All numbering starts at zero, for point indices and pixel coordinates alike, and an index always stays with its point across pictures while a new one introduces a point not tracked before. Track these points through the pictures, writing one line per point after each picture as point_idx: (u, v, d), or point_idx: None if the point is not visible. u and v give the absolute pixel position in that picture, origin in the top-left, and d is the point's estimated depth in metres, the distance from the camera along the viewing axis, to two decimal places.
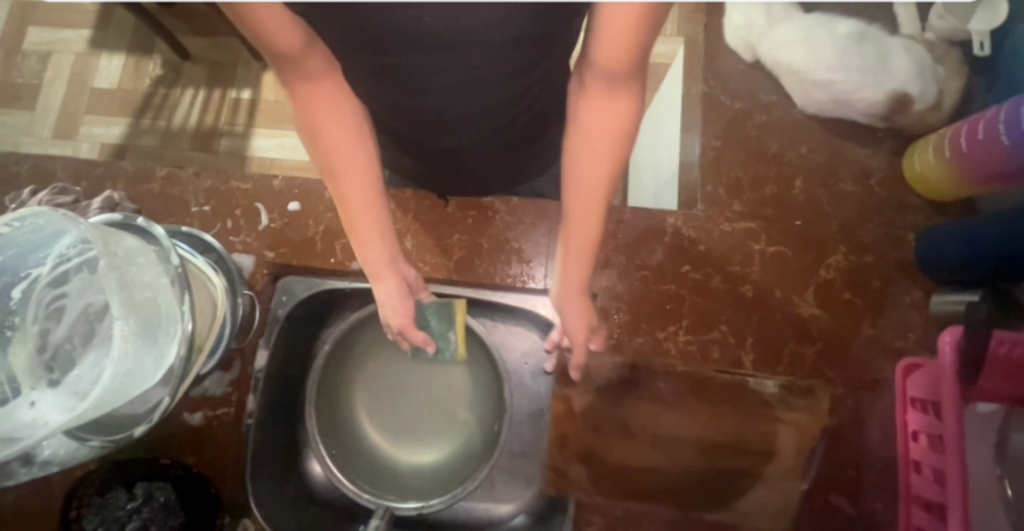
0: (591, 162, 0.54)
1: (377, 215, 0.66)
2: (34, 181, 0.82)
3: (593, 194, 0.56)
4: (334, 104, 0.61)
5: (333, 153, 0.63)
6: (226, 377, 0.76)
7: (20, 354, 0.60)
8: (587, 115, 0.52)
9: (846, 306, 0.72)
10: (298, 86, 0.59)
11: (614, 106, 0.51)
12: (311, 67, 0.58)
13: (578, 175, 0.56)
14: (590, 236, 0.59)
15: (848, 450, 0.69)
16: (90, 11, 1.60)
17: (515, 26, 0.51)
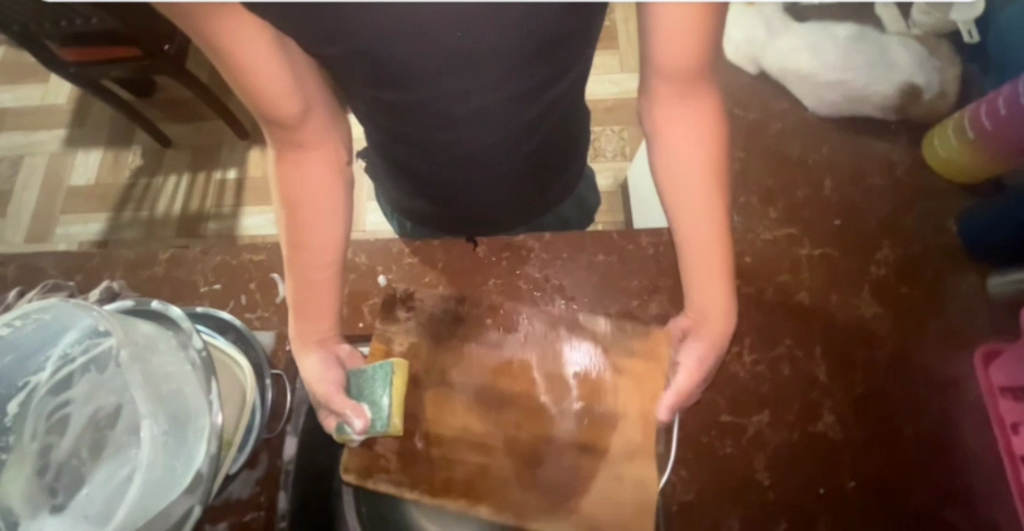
0: (692, 193, 0.59)
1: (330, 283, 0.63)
2: (22, 281, 0.75)
3: (706, 230, 0.60)
4: (313, 168, 0.60)
5: (301, 215, 0.61)
6: (253, 475, 0.66)
7: (16, 479, 0.52)
8: (665, 139, 0.59)
9: (907, 301, 0.69)
10: (285, 152, 0.60)
11: (687, 114, 0.58)
12: (302, 136, 0.59)
13: (675, 183, 0.60)
14: (716, 266, 0.61)
15: (948, 456, 0.64)
16: (64, 110, 1.57)
17: (532, 35, 0.54)
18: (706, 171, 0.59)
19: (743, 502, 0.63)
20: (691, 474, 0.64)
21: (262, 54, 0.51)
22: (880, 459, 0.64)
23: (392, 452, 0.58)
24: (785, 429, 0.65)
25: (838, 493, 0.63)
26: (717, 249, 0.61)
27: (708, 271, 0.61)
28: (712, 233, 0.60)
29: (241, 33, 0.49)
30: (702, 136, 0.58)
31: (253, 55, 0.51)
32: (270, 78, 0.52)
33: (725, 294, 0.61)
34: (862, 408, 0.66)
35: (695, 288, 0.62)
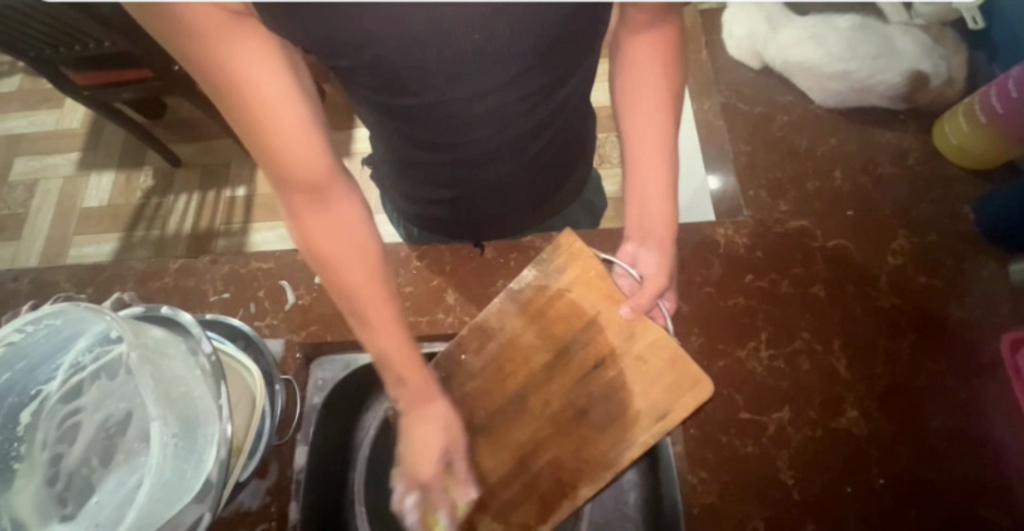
0: (644, 112, 0.64)
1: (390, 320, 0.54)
2: (34, 295, 0.75)
3: (656, 143, 0.63)
4: (342, 222, 0.52)
5: (341, 271, 0.53)
6: (262, 485, 0.65)
7: (26, 489, 0.51)
8: (628, 65, 0.64)
9: (924, 289, 0.68)
10: (300, 213, 0.51)
11: (654, 42, 0.62)
12: (321, 192, 0.50)
13: (635, 105, 0.64)
14: (666, 180, 0.63)
15: (978, 450, 0.62)
16: (78, 135, 1.61)
17: (540, 35, 0.54)
18: (660, 88, 0.63)
19: (766, 502, 0.61)
20: (711, 476, 0.62)
21: (269, 80, 0.45)
22: (908, 454, 0.62)
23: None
24: (806, 426, 0.63)
25: (865, 491, 0.61)
26: (664, 155, 0.63)
27: (651, 172, 0.63)
28: (662, 142, 0.63)
29: (243, 55, 0.44)
30: (655, 58, 0.63)
31: (264, 80, 0.45)
32: (279, 109, 0.45)
33: (668, 192, 0.63)
34: (885, 403, 0.64)
35: (641, 196, 0.64)
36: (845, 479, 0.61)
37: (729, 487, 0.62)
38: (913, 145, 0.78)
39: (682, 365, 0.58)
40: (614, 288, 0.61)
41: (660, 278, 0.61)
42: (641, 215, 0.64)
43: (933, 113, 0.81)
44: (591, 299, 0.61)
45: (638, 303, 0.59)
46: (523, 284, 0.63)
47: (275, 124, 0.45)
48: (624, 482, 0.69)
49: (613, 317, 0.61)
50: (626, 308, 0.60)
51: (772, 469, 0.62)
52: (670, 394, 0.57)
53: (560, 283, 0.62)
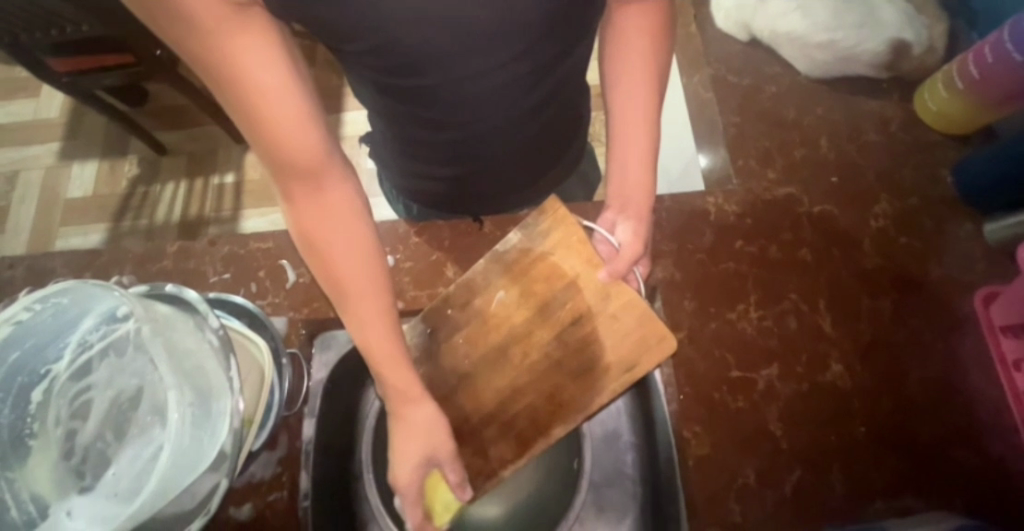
0: (628, 85, 0.66)
1: (381, 324, 0.56)
2: (31, 282, 0.75)
3: (638, 117, 0.66)
4: (333, 210, 0.54)
5: (331, 258, 0.55)
6: (273, 457, 0.67)
7: (41, 464, 0.52)
8: (617, 38, 0.65)
9: (904, 250, 0.71)
10: (294, 194, 0.53)
11: (642, 14, 0.64)
12: (314, 177, 0.52)
13: (621, 78, 0.66)
14: (646, 152, 0.66)
15: (953, 399, 0.66)
16: (57, 124, 1.58)
17: (541, 7, 0.54)
18: (647, 64, 0.65)
19: (757, 454, 0.64)
20: (705, 431, 0.65)
21: (264, 70, 0.46)
22: (888, 405, 0.66)
23: None
24: (794, 382, 0.66)
25: (849, 440, 0.65)
26: (646, 129, 0.66)
27: (633, 147, 0.66)
28: (645, 116, 0.66)
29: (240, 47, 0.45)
30: (644, 32, 0.64)
31: (258, 70, 0.46)
32: (275, 98, 0.47)
33: (647, 164, 0.66)
34: (867, 358, 0.67)
35: (621, 167, 0.67)
36: (830, 430, 0.65)
37: (720, 441, 0.65)
38: (893, 113, 0.81)
39: (649, 323, 0.61)
40: (592, 252, 0.63)
41: (636, 246, 0.64)
42: (621, 181, 0.66)
43: (914, 82, 0.84)
44: (570, 261, 0.64)
45: (615, 268, 0.62)
46: (509, 246, 0.65)
47: (267, 112, 0.47)
48: (621, 444, 0.71)
49: (589, 281, 0.63)
50: (604, 272, 0.63)
51: (761, 424, 0.65)
52: (640, 348, 0.60)
53: (542, 246, 0.64)
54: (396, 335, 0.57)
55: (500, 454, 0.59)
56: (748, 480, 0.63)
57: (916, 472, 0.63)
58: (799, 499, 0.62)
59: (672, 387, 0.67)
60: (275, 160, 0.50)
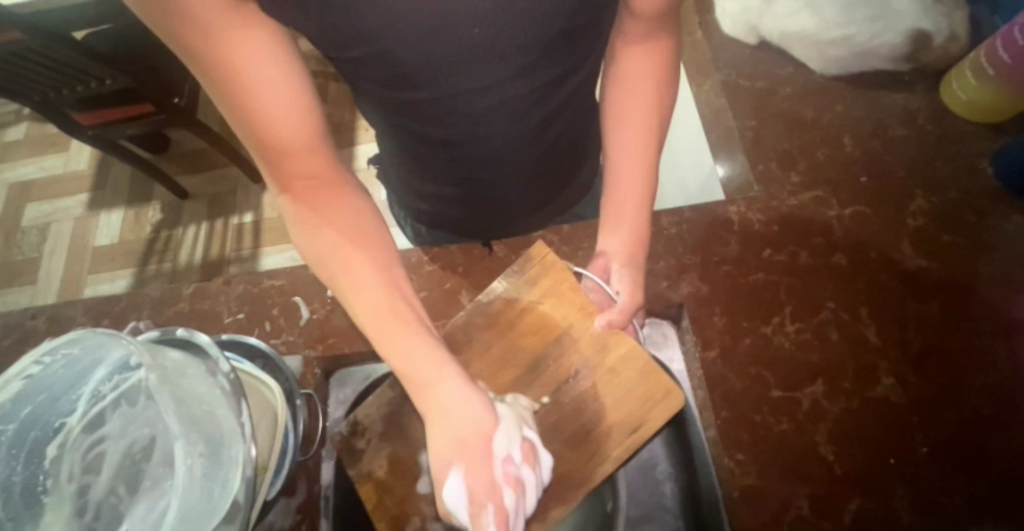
0: (629, 126, 0.67)
1: (376, 296, 0.56)
2: (52, 332, 0.76)
3: (640, 155, 0.66)
4: (331, 186, 0.58)
5: (324, 235, 0.57)
6: (291, 503, 0.63)
7: (56, 521, 0.51)
8: (621, 77, 0.66)
9: (950, 250, 0.66)
10: (291, 179, 0.56)
11: (651, 54, 0.64)
12: (298, 163, 0.55)
13: (624, 110, 0.67)
14: (642, 192, 0.66)
15: (1021, 407, 0.60)
16: (86, 176, 1.64)
17: (554, 22, 0.53)
18: (649, 104, 0.66)
19: (807, 481, 0.58)
20: (749, 457, 0.60)
21: (265, 62, 0.48)
22: (950, 417, 0.60)
23: (382, 463, 0.60)
24: (842, 399, 0.61)
25: (911, 460, 0.59)
26: (641, 163, 0.66)
27: (631, 182, 0.66)
28: (643, 153, 0.66)
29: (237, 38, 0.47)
30: (651, 67, 0.65)
31: (252, 63, 0.48)
32: (274, 89, 0.49)
33: (645, 199, 0.66)
34: (922, 369, 0.62)
35: (617, 201, 0.66)
36: (889, 450, 0.59)
37: (768, 472, 0.59)
38: (920, 107, 0.77)
39: (652, 376, 0.58)
40: (585, 300, 0.61)
41: (636, 295, 0.62)
42: (617, 211, 0.65)
43: (938, 71, 0.81)
44: (564, 311, 0.62)
45: (614, 318, 0.60)
46: (494, 296, 0.63)
47: (259, 95, 0.49)
48: (658, 473, 0.67)
49: (585, 330, 0.61)
50: (601, 320, 0.60)
51: (811, 447, 0.60)
52: (651, 400, 0.57)
53: (531, 295, 0.62)
54: (399, 305, 0.56)
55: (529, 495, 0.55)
56: (803, 511, 0.57)
57: (997, 492, 0.57)
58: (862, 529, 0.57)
59: (708, 411, 0.63)
60: (268, 145, 0.53)
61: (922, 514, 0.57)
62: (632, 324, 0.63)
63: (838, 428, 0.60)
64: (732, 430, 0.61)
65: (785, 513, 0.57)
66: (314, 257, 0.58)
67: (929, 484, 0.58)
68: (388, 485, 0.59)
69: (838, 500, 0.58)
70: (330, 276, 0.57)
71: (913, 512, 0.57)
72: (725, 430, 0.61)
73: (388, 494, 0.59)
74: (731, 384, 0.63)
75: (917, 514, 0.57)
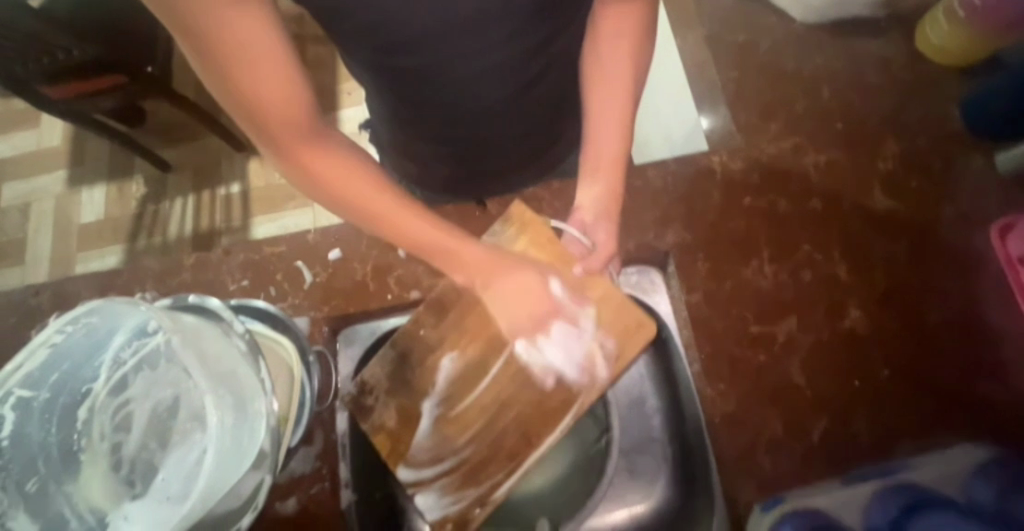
0: (608, 83, 0.67)
1: (423, 223, 0.62)
2: (59, 306, 0.77)
3: (618, 110, 0.68)
4: (326, 151, 0.59)
5: (348, 196, 0.60)
6: (311, 451, 0.68)
7: (93, 476, 0.55)
8: (604, 35, 0.67)
9: (917, 190, 0.71)
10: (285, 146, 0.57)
11: (634, 10, 0.65)
12: (299, 137, 0.56)
13: (604, 67, 0.67)
14: (618, 147, 0.68)
15: (974, 333, 0.66)
16: (62, 152, 1.60)
17: None
18: (628, 62, 0.67)
19: (781, 405, 0.64)
20: (729, 387, 0.65)
21: (256, 37, 0.47)
22: (910, 343, 0.66)
23: (392, 415, 0.64)
24: (815, 331, 0.67)
25: (874, 383, 0.65)
26: (620, 122, 0.68)
27: (606, 136, 0.68)
28: (618, 114, 0.68)
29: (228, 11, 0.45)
30: (630, 25, 0.66)
31: (252, 45, 0.47)
32: (266, 68, 0.49)
33: (619, 156, 0.68)
34: (887, 301, 0.67)
35: (594, 157, 0.68)
36: (856, 376, 0.65)
37: (746, 400, 0.65)
38: (896, 51, 0.80)
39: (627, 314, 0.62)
40: (564, 251, 0.66)
41: (610, 244, 0.66)
42: (595, 164, 0.68)
43: (914, 16, 0.83)
44: (544, 260, 0.65)
45: (591, 263, 0.65)
46: None
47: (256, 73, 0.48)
48: (647, 408, 0.72)
49: (566, 275, 0.65)
50: (579, 268, 0.65)
51: (786, 377, 0.65)
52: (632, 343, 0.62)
53: (514, 246, 0.66)
54: (435, 229, 0.62)
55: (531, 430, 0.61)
56: (776, 433, 0.64)
57: (947, 408, 0.64)
58: (829, 445, 0.63)
59: (694, 349, 0.68)
60: (262, 119, 0.53)
61: (881, 430, 0.64)
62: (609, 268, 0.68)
63: (808, 358, 0.66)
64: (715, 365, 0.66)
65: (761, 435, 0.64)
66: (347, 212, 0.62)
67: (889, 404, 0.64)
68: (397, 433, 0.64)
69: (808, 421, 0.64)
70: (368, 217, 0.61)
71: (875, 429, 0.64)
72: (709, 366, 0.66)
73: (399, 442, 0.64)
74: (714, 322, 0.68)
75: (879, 430, 0.63)
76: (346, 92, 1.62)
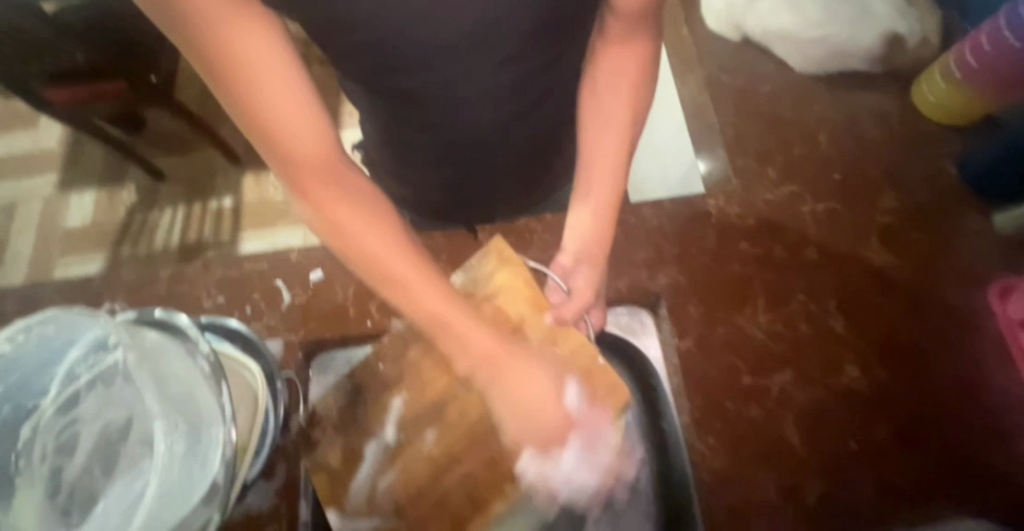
0: (606, 122, 0.66)
1: (428, 283, 0.57)
2: (24, 313, 0.74)
3: (614, 147, 0.66)
4: (343, 188, 0.55)
5: (358, 240, 0.56)
6: (271, 485, 0.63)
7: (28, 503, 0.50)
8: (602, 75, 0.66)
9: (914, 245, 0.70)
10: (303, 184, 0.55)
11: (632, 50, 0.64)
12: (319, 170, 0.54)
13: (600, 106, 0.67)
14: (614, 185, 0.66)
15: (975, 395, 0.63)
16: (56, 155, 1.59)
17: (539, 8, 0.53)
18: (624, 109, 0.66)
19: (773, 461, 0.61)
20: (718, 441, 0.62)
21: (269, 63, 0.48)
22: (907, 404, 0.63)
23: (336, 455, 0.60)
24: (809, 385, 0.64)
25: (870, 443, 0.62)
26: (613, 163, 0.66)
27: (601, 175, 0.66)
28: (616, 152, 0.66)
29: (241, 30, 0.46)
30: (630, 66, 0.65)
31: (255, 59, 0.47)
32: (270, 86, 0.49)
33: (615, 199, 0.66)
34: (884, 357, 0.65)
35: (589, 197, 0.66)
36: (852, 436, 0.62)
37: (734, 454, 0.62)
38: (892, 106, 0.81)
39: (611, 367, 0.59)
40: (540, 296, 0.62)
41: (587, 294, 0.64)
42: (591, 206, 0.66)
43: (910, 73, 0.84)
44: (517, 304, 0.62)
45: (563, 313, 0.61)
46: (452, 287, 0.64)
47: (264, 93, 0.49)
48: None
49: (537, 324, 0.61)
50: (550, 316, 0.61)
51: (778, 432, 0.62)
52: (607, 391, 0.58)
53: (489, 286, 0.63)
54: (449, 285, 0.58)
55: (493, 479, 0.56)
56: (767, 492, 0.60)
57: (949, 476, 0.60)
58: (822, 509, 0.60)
59: (682, 397, 0.65)
60: (282, 150, 0.52)
61: (877, 494, 0.60)
62: (584, 321, 0.64)
63: (802, 413, 0.63)
64: (704, 415, 0.63)
65: (749, 494, 0.60)
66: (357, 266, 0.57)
67: (886, 467, 0.61)
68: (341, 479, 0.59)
69: (800, 481, 0.60)
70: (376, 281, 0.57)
71: (871, 494, 0.60)
72: (698, 417, 0.63)
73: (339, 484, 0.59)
74: (704, 368, 0.65)
75: (875, 495, 0.60)
76: (348, 114, 1.62)
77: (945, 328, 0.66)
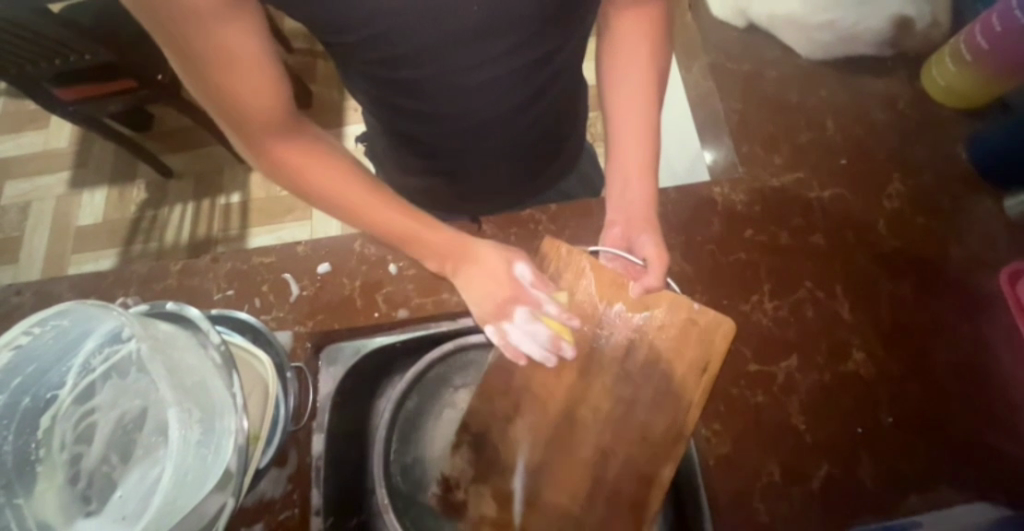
0: (630, 101, 0.68)
1: (353, 187, 0.62)
2: (38, 308, 0.75)
3: (640, 125, 0.68)
4: (306, 149, 0.59)
5: (310, 180, 0.60)
6: (283, 473, 0.65)
7: (48, 490, 0.51)
8: (617, 55, 0.68)
9: (923, 230, 0.69)
10: (258, 138, 0.56)
11: (641, 27, 0.66)
12: (279, 127, 0.56)
13: (620, 88, 0.68)
14: (643, 162, 0.67)
15: (983, 381, 0.63)
16: (67, 154, 1.61)
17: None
18: (642, 89, 0.68)
19: (780, 448, 0.61)
20: (726, 428, 0.62)
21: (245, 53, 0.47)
22: (914, 390, 0.63)
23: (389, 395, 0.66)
24: (815, 371, 0.64)
25: (876, 429, 0.62)
26: (641, 144, 0.68)
27: (632, 156, 0.68)
28: (640, 130, 0.68)
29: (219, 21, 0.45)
30: (641, 43, 0.67)
31: (234, 50, 0.47)
32: (246, 74, 0.49)
33: (644, 176, 0.67)
34: (891, 343, 0.65)
35: (623, 180, 0.67)
36: (859, 422, 0.62)
37: (741, 441, 0.62)
38: (902, 90, 0.79)
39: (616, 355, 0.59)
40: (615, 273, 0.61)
41: (661, 254, 0.62)
42: (621, 191, 0.67)
43: (919, 56, 0.83)
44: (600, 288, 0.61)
45: (647, 281, 0.60)
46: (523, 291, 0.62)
47: (239, 80, 0.49)
48: None
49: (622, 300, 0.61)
50: (637, 287, 0.60)
51: (784, 419, 0.62)
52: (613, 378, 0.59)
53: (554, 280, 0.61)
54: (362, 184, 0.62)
55: (624, 445, 0.57)
56: (774, 478, 0.60)
57: (956, 460, 0.60)
58: (829, 495, 0.60)
59: None
60: (243, 118, 0.53)
61: (884, 480, 0.60)
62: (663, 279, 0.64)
63: (807, 400, 0.63)
64: (710, 403, 0.63)
65: (756, 481, 0.60)
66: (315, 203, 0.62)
67: (893, 452, 0.61)
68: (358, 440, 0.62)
69: (806, 467, 0.61)
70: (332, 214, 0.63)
71: (877, 479, 0.60)
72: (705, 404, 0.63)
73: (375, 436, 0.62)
74: None
75: (881, 479, 0.60)
76: (353, 108, 1.63)
77: (955, 315, 0.65)
